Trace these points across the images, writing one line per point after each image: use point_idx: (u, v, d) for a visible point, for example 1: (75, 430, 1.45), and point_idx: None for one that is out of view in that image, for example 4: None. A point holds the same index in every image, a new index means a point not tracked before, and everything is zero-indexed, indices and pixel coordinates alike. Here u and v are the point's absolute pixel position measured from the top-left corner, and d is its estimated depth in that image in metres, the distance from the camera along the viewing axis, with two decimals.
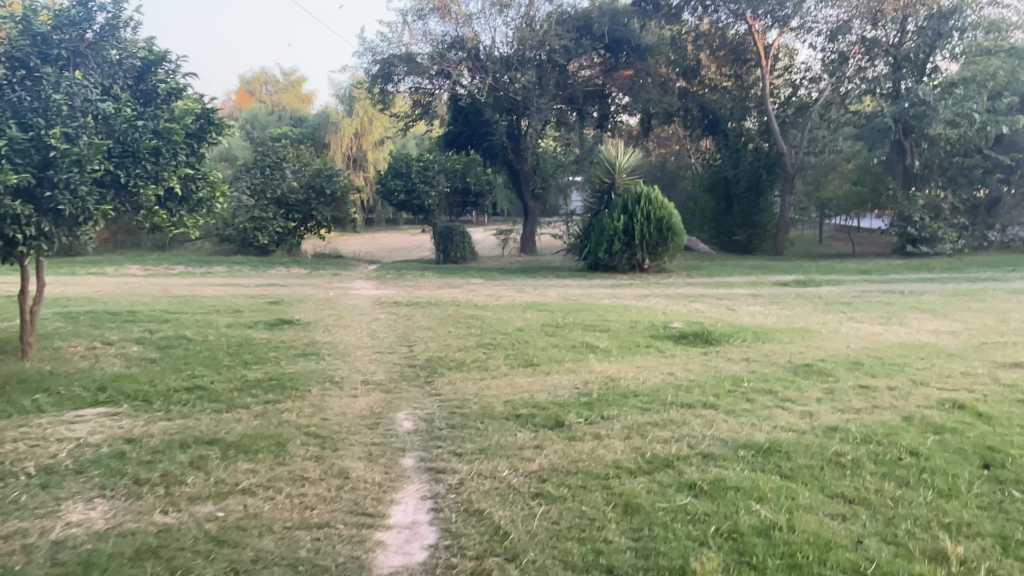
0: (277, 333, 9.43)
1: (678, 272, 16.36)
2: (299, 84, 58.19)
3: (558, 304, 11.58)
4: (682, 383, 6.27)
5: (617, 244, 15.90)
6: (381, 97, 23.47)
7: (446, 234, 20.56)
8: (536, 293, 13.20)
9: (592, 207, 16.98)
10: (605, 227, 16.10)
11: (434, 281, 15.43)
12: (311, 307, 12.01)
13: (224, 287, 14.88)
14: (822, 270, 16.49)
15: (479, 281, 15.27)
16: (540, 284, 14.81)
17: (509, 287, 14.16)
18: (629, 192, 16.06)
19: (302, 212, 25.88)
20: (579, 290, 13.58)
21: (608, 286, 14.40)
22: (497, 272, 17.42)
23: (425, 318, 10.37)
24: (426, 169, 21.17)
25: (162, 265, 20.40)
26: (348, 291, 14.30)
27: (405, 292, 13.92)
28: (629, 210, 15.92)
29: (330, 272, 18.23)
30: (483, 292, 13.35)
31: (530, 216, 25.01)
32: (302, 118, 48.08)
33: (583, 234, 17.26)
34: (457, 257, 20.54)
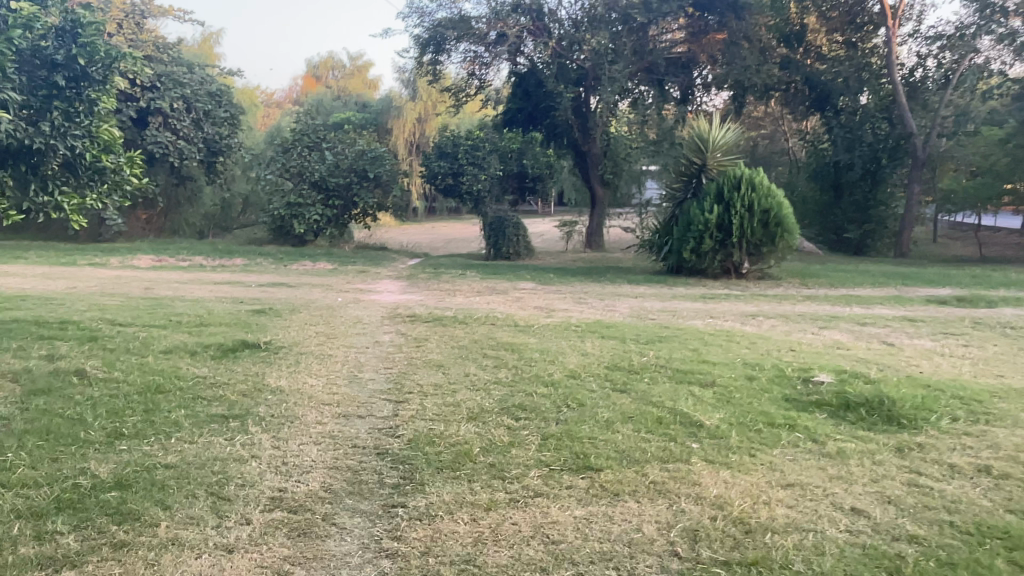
0: (221, 368, 6.43)
1: (788, 279, 12.72)
2: (364, 68, 55.86)
3: (632, 327, 8.26)
4: (904, 563, 2.98)
5: (707, 242, 12.38)
6: (432, 68, 20.55)
7: (498, 225, 17.46)
8: (602, 306, 9.95)
9: (675, 194, 13.55)
10: (692, 219, 12.62)
11: (474, 286, 12.33)
12: (301, 320, 9.02)
13: (219, 287, 12.16)
14: (982, 282, 12.56)
15: (533, 286, 12.06)
16: (609, 291, 11.47)
17: (569, 296, 10.90)
18: (725, 176, 12.55)
19: (343, 198, 23.07)
20: (660, 303, 10.26)
21: (696, 296, 10.97)
22: (556, 274, 14.18)
23: (440, 347, 7.24)
24: (477, 149, 18.04)
25: (176, 256, 17.98)
26: (364, 296, 11.34)
27: (435, 300, 10.87)
28: (726, 199, 12.37)
29: (357, 269, 15.34)
30: (534, 303, 10.19)
31: (598, 206, 21.63)
32: (363, 102, 45.71)
33: (663, 228, 13.86)
34: (510, 252, 17.39)
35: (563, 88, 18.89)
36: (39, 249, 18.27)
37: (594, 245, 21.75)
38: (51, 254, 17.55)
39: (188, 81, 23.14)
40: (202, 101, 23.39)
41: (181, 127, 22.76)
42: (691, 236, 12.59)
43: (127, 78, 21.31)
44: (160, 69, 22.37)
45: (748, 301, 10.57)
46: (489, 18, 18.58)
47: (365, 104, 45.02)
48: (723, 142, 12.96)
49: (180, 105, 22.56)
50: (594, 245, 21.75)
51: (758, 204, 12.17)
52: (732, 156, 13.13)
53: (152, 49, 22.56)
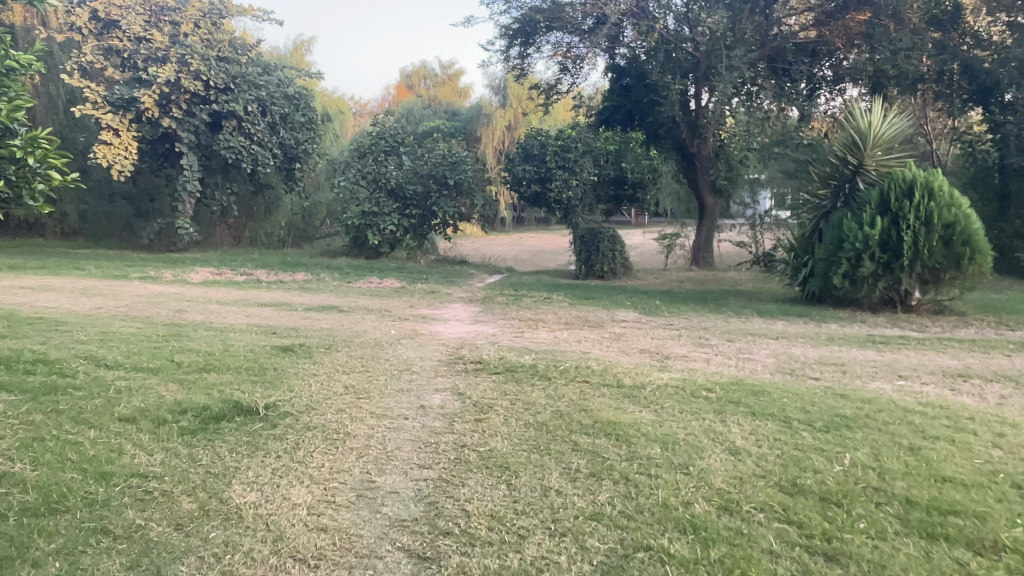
0: (175, 462, 4.24)
1: (974, 315, 9.68)
2: (456, 77, 54.61)
3: (792, 396, 5.60)
4: None
5: (868, 264, 9.47)
6: (520, 63, 18.38)
7: (591, 238, 15.01)
8: (733, 354, 7.30)
9: (820, 202, 10.70)
10: (846, 233, 9.75)
11: (562, 315, 9.93)
12: (333, 365, 6.84)
13: (259, 310, 10.30)
14: None
15: (636, 318, 9.54)
16: (739, 328, 8.80)
17: (687, 335, 8.32)
18: (891, 178, 9.66)
19: (421, 207, 21.15)
20: (815, 349, 7.52)
21: (859, 339, 8.14)
22: (663, 299, 11.60)
23: (509, 426, 4.83)
24: (567, 150, 15.42)
25: (237, 269, 16.50)
26: (425, 327, 9.11)
27: (512, 336, 8.48)
28: (893, 208, 9.48)
29: (426, 287, 13.26)
30: (641, 346, 7.66)
31: (706, 217, 18.76)
32: (454, 110, 44.15)
33: (802, 245, 11.02)
34: (604, 270, 14.91)
35: (670, 80, 16.19)
36: (102, 261, 17.31)
37: (700, 262, 18.90)
38: (109, 266, 16.52)
39: (265, 83, 21.87)
40: (279, 105, 22.08)
41: (254, 131, 21.46)
42: (845, 255, 9.72)
43: (200, 79, 20.39)
44: (235, 69, 21.19)
45: (939, 350, 7.63)
46: (584, 2, 16.19)
47: (454, 112, 43.42)
48: (890, 136, 10.13)
49: (255, 108, 21.27)
50: (700, 262, 18.89)
51: (940, 215, 9.21)
52: (898, 155, 10.22)
53: (228, 49, 21.56)
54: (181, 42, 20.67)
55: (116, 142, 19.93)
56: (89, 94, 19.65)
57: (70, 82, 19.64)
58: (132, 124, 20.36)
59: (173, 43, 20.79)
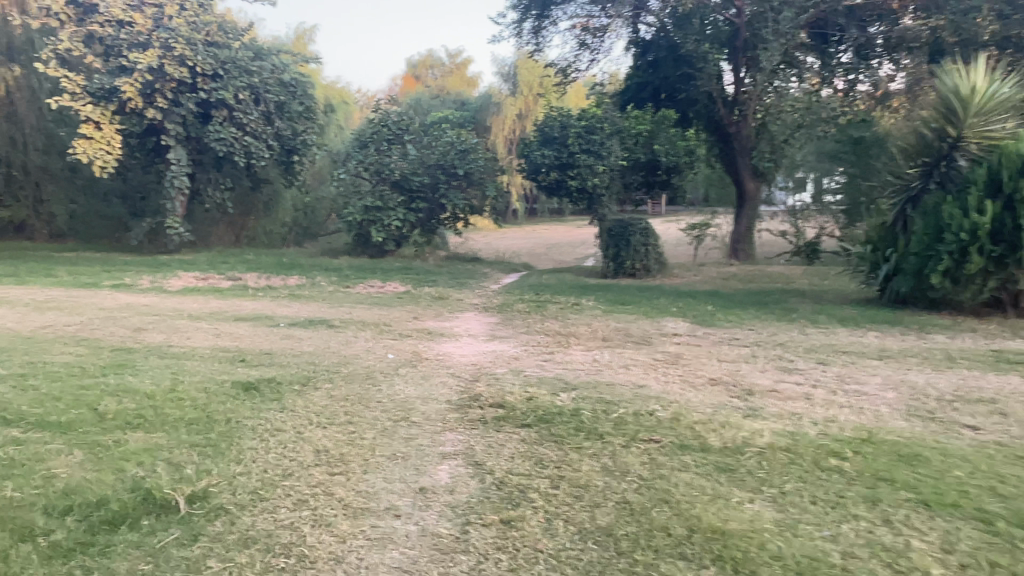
0: None
1: None
2: (464, 66, 52.72)
3: (969, 469, 3.77)
4: None
5: (976, 260, 7.58)
6: (535, 39, 16.56)
7: (620, 232, 13.20)
8: (836, 388, 5.49)
9: (906, 183, 8.82)
10: (946, 222, 7.87)
11: (597, 329, 8.17)
12: (305, 412, 5.11)
13: (234, 327, 8.60)
14: None
15: (690, 332, 7.74)
16: (824, 344, 7.00)
17: (764, 357, 6.51)
18: (1004, 153, 7.75)
19: (429, 200, 19.35)
20: (942, 378, 5.67)
21: (986, 358, 6.30)
22: (714, 302, 9.80)
23: (558, 541, 3.08)
24: (591, 131, 13.57)
25: (225, 273, 14.84)
26: (431, 348, 7.37)
27: (541, 359, 6.71)
28: (1008, 190, 7.59)
29: (434, 292, 11.51)
30: (712, 376, 5.89)
31: (746, 205, 16.83)
32: (463, 99, 42.31)
33: (885, 236, 9.16)
34: (636, 266, 13.14)
35: (705, 50, 14.28)
36: (79, 267, 15.74)
37: (739, 255, 17.05)
38: (84, 272, 14.92)
39: (257, 69, 20.11)
40: (273, 92, 20.32)
41: (247, 121, 19.72)
42: (945, 249, 7.85)
43: (186, 65, 18.62)
44: (224, 54, 19.41)
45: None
46: None
47: (463, 100, 41.60)
48: (989, 99, 8.00)
49: (247, 96, 19.50)
50: (739, 255, 17.05)
51: None
52: (999, 126, 8.02)
53: (217, 33, 19.81)
54: (164, 26, 18.95)
55: (97, 135, 18.26)
56: (66, 84, 18.05)
57: (47, 72, 18.06)
58: (115, 117, 18.74)
59: (156, 27, 19.05)
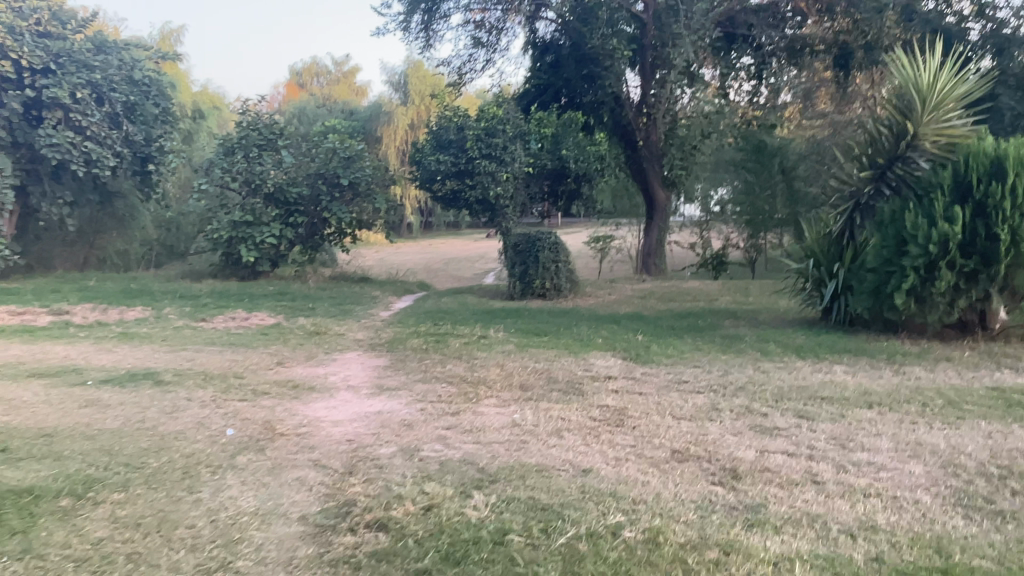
0: None
1: None
2: (352, 74, 50.21)
3: None
4: None
5: (945, 276, 6.53)
6: (425, 35, 14.77)
7: (527, 247, 11.67)
8: (841, 462, 4.06)
9: (854, 188, 7.74)
10: (908, 233, 6.80)
11: (511, 372, 6.51)
12: (57, 564, 3.14)
13: (21, 389, 6.30)
14: None
15: (627, 376, 6.20)
16: (793, 387, 5.65)
17: (731, 413, 5.03)
18: (969, 154, 6.74)
19: (309, 214, 17.13)
20: (964, 437, 4.36)
21: (992, 401, 5.12)
22: (644, 328, 8.36)
23: None
24: (491, 134, 11.95)
25: (51, 306, 12.09)
26: (292, 415, 5.45)
27: (441, 426, 4.96)
28: (977, 195, 6.56)
29: (310, 325, 9.50)
30: (674, 447, 4.34)
31: (657, 215, 15.71)
32: (350, 108, 39.92)
33: (833, 249, 8.05)
34: (545, 285, 11.65)
35: (613, 46, 13.03)
36: None
37: (650, 269, 15.94)
38: None
39: (101, 64, 17.09)
40: (121, 92, 17.26)
41: (89, 124, 16.61)
42: (908, 263, 6.75)
43: (8, 57, 15.52)
44: (57, 45, 16.33)
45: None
46: None
47: (352, 109, 39.24)
48: (949, 82, 7.01)
49: (87, 94, 16.45)
50: (651, 269, 15.95)
51: None
52: (968, 125, 7.09)
53: (49, 22, 16.75)
54: None
55: None
56: None
57: None
58: None
59: None
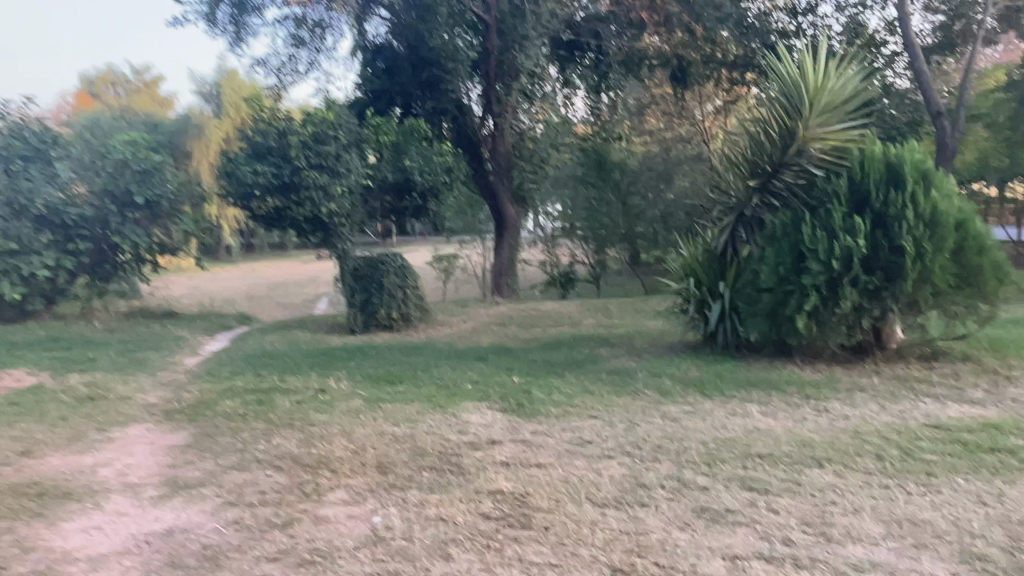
0: None
1: (974, 350, 6.54)
2: (155, 84, 45.22)
3: None
4: None
5: (850, 294, 5.94)
6: (234, 29, 12.68)
7: (367, 273, 10.18)
8: (837, 566, 2.96)
9: (737, 198, 7.00)
10: (807, 247, 6.15)
11: (363, 445, 4.94)
12: None
13: None
14: None
15: (514, 438, 4.88)
16: (718, 440, 4.62)
17: (664, 490, 3.86)
18: (863, 161, 6.23)
19: (95, 238, 14.18)
20: (958, 504, 3.43)
21: (943, 441, 4.34)
22: (517, 366, 7.10)
23: None
24: (320, 140, 10.20)
25: None
26: (24, 554, 3.55)
27: (265, 557, 3.34)
28: (876, 204, 6.05)
29: (86, 386, 7.23)
30: (613, 564, 3.07)
31: (508, 232, 14.64)
32: (154, 119, 35.61)
33: (715, 266, 7.31)
34: (391, 315, 10.10)
35: (453, 43, 11.75)
36: None
37: (503, 290, 14.85)
38: None
39: None
40: None
41: None
42: (809, 281, 6.09)
43: None
44: None
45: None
46: None
47: (155, 121, 34.99)
48: (838, 92, 6.45)
49: None
50: (504, 290, 14.86)
51: (949, 212, 5.90)
52: (856, 126, 6.59)
53: None
54: None
55: None
56: None
57: None
58: None
59: None
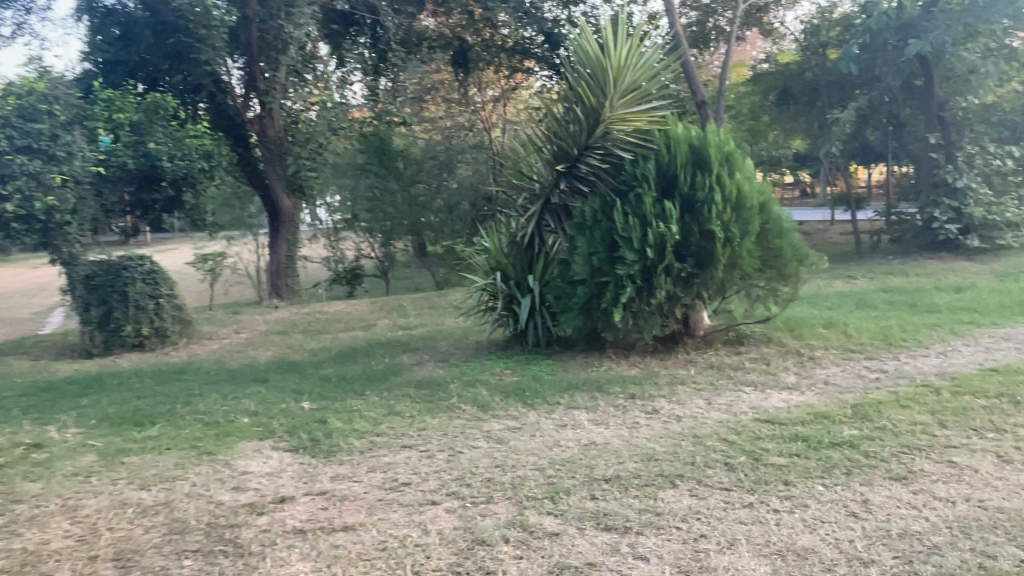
0: None
1: (771, 331, 6.67)
2: None
3: None
4: None
5: (665, 283, 5.68)
6: None
7: (105, 281, 8.25)
8: None
9: (542, 184, 6.47)
10: (620, 235, 5.78)
11: (95, 528, 3.59)
12: None
13: None
14: (1002, 294, 7.80)
15: (309, 489, 3.85)
16: (553, 462, 3.97)
17: (507, 543, 3.12)
18: (669, 143, 6.00)
19: None
20: (831, 522, 3.05)
21: (781, 439, 4.08)
22: (305, 387, 5.96)
23: None
24: (25, 117, 8.01)
25: None
26: None
27: None
28: (685, 188, 5.85)
29: None
30: None
31: (284, 226, 13.07)
32: None
33: (522, 258, 6.74)
34: (140, 330, 8.31)
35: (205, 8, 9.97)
36: None
37: (282, 292, 13.27)
38: None
39: None
40: None
41: None
42: (625, 271, 5.73)
43: None
44: None
45: (956, 433, 3.90)
46: None
47: None
48: (642, 70, 6.06)
49: None
50: (283, 292, 13.27)
51: (752, 195, 5.87)
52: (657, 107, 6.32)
53: None
54: None
55: None
56: None
57: None
58: None
59: None
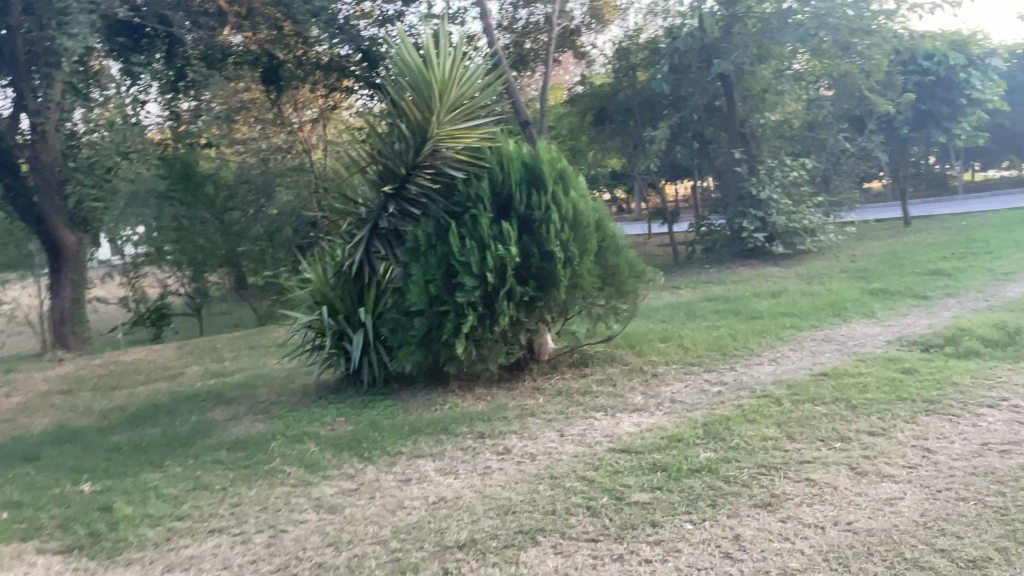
0: None
1: (613, 349, 6.56)
2: None
3: None
4: None
5: (507, 308, 5.34)
6: None
7: None
8: None
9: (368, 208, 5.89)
10: (458, 260, 5.37)
11: None
12: None
13: None
14: (810, 297, 8.32)
15: None
16: (396, 530, 3.43)
17: None
18: (502, 161, 5.69)
19: None
20: (707, 570, 2.79)
21: (639, 471, 3.83)
22: (89, 461, 4.92)
23: None
24: None
25: None
26: None
27: None
28: (522, 207, 5.56)
29: None
30: None
31: (69, 265, 11.26)
32: None
33: (350, 290, 6.10)
34: None
35: None
36: None
37: (69, 342, 11.40)
38: None
39: None
40: None
41: None
42: (465, 299, 5.32)
43: None
44: None
45: (806, 446, 3.86)
46: None
47: None
48: (468, 84, 5.69)
49: None
50: (70, 341, 11.43)
51: (588, 212, 5.71)
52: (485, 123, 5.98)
53: None
54: None
55: None
56: None
57: None
58: None
59: None
